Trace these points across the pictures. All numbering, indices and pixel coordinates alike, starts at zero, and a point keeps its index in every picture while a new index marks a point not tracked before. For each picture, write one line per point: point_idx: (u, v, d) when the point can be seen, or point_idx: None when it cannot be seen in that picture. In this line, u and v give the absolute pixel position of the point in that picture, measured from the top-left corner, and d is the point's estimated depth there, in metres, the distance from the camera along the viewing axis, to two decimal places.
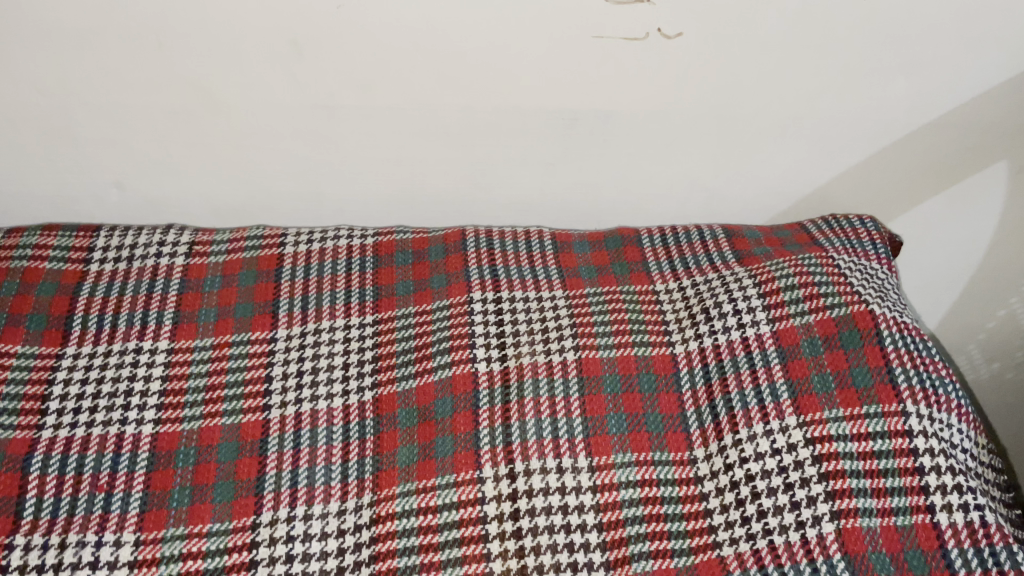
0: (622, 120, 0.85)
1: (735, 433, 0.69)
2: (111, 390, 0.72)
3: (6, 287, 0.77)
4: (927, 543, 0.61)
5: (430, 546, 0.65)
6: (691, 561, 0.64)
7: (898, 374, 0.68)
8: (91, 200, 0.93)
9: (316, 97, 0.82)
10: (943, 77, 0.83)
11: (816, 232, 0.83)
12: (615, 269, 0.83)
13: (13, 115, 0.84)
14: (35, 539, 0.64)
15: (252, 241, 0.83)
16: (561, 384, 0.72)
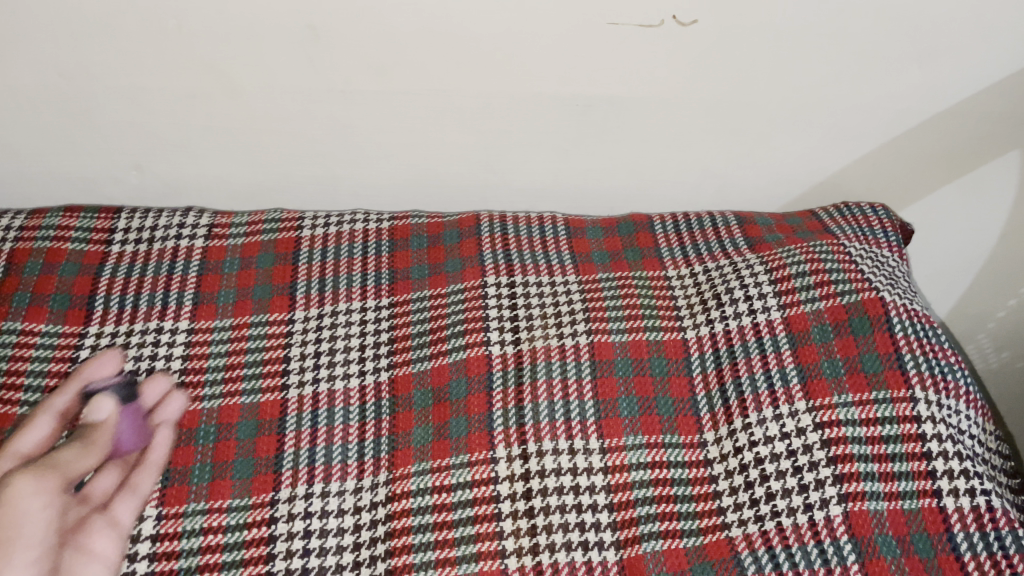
0: (636, 106, 0.86)
1: (744, 417, 0.70)
2: (132, 369, 0.74)
3: (30, 267, 0.79)
4: (934, 527, 0.62)
5: (445, 524, 0.67)
6: (699, 542, 0.65)
7: (907, 360, 0.68)
8: (111, 181, 0.94)
9: (332, 81, 0.83)
10: (959, 66, 0.82)
11: (828, 219, 0.84)
12: (627, 254, 0.83)
13: (35, 97, 0.85)
14: None
15: (271, 224, 0.84)
16: (573, 366, 0.73)
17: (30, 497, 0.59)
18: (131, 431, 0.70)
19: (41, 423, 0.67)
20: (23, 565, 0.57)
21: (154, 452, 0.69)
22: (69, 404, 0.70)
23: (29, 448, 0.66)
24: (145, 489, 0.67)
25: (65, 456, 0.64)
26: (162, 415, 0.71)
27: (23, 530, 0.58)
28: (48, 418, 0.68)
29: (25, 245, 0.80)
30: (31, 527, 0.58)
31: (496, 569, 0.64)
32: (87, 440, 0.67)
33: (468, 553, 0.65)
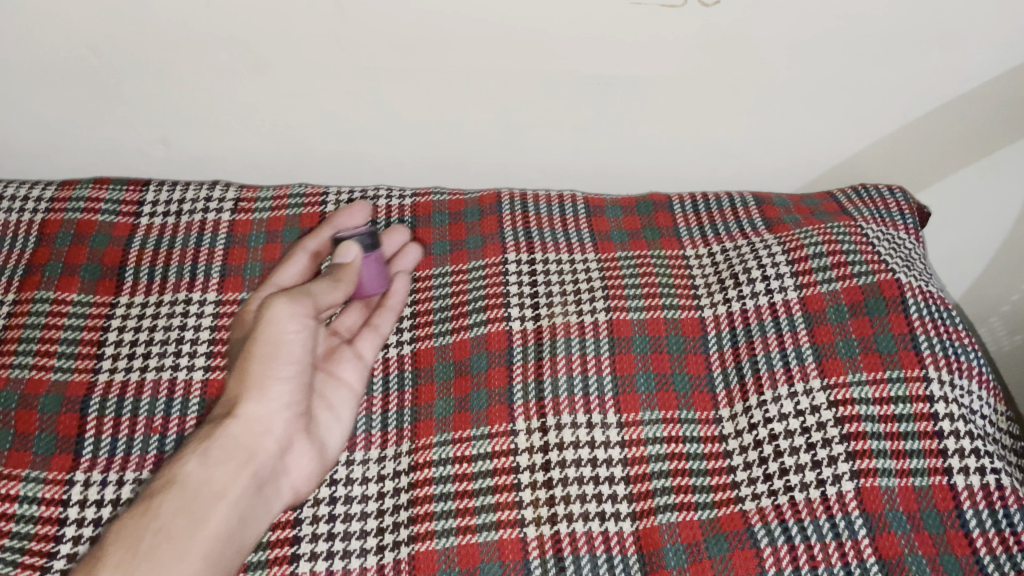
0: (656, 86, 0.86)
1: (760, 394, 0.71)
2: (163, 337, 0.76)
3: (61, 238, 0.82)
4: (943, 504, 0.64)
5: (465, 493, 0.69)
6: (714, 514, 0.67)
7: (922, 341, 0.69)
8: (139, 154, 0.96)
9: (357, 58, 0.84)
10: (980, 49, 0.83)
11: (846, 200, 0.85)
12: (647, 234, 0.84)
13: (66, 71, 0.87)
14: (94, 476, 0.70)
15: (296, 199, 0.85)
16: (592, 343, 0.75)
17: (287, 324, 0.70)
18: (375, 275, 0.77)
19: (298, 259, 0.79)
20: (282, 378, 0.72)
21: (391, 297, 0.80)
22: (321, 241, 0.80)
23: (289, 281, 0.78)
24: (386, 329, 0.79)
25: (316, 286, 0.72)
26: (399, 266, 0.81)
27: (287, 348, 0.71)
28: (303, 256, 0.79)
29: (56, 216, 0.83)
30: (289, 348, 0.71)
31: (515, 537, 0.67)
32: (335, 274, 0.74)
33: (488, 522, 0.68)
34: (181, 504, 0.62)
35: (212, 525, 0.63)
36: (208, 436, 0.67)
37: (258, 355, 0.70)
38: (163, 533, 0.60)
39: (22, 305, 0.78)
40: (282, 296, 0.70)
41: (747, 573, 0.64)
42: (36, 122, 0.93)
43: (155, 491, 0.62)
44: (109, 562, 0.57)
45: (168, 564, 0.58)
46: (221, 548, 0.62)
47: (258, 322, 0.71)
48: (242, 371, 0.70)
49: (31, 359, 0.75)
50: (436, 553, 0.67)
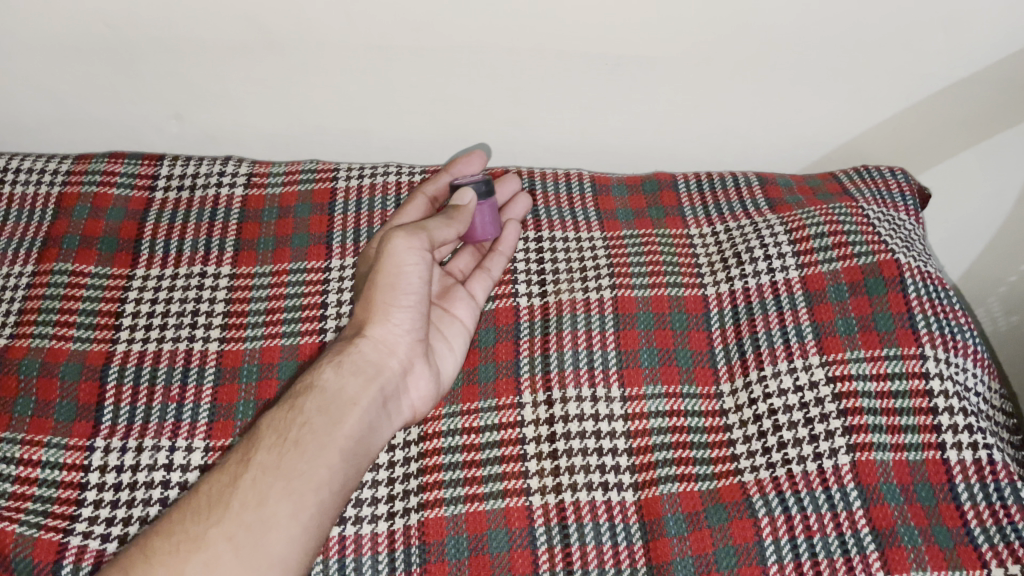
0: (662, 67, 0.88)
1: (760, 370, 0.73)
2: (179, 310, 0.79)
3: (78, 211, 0.83)
4: (936, 477, 0.66)
5: (473, 463, 0.71)
6: (713, 485, 0.69)
7: (919, 320, 0.71)
8: (151, 130, 0.98)
9: (367, 36, 0.85)
10: (982, 32, 0.84)
11: (848, 181, 0.86)
12: (651, 213, 0.86)
13: (81, 46, 0.88)
14: (114, 442, 0.72)
15: (307, 174, 0.87)
16: (597, 319, 0.77)
17: (404, 257, 0.70)
18: (490, 222, 0.78)
19: (417, 202, 0.80)
20: (406, 306, 0.72)
21: (501, 243, 0.82)
22: (438, 187, 0.81)
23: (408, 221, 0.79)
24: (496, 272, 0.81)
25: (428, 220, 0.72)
26: (508, 214, 0.84)
27: (406, 280, 0.71)
28: (423, 199, 0.80)
29: (72, 189, 0.85)
30: (408, 279, 0.71)
31: (520, 506, 0.69)
32: (447, 212, 0.74)
33: (495, 490, 0.70)
34: (322, 405, 0.65)
35: (347, 426, 0.65)
36: (343, 350, 0.69)
37: (380, 283, 0.71)
38: (308, 428, 0.63)
39: (41, 277, 0.80)
40: (400, 231, 0.71)
41: (744, 541, 0.66)
42: (50, 97, 0.94)
43: (298, 392, 0.66)
44: (263, 445, 0.62)
45: (311, 455, 0.62)
46: (359, 445, 0.66)
47: (382, 251, 0.71)
48: (369, 297, 0.72)
49: (51, 329, 0.77)
50: (444, 519, 0.69)
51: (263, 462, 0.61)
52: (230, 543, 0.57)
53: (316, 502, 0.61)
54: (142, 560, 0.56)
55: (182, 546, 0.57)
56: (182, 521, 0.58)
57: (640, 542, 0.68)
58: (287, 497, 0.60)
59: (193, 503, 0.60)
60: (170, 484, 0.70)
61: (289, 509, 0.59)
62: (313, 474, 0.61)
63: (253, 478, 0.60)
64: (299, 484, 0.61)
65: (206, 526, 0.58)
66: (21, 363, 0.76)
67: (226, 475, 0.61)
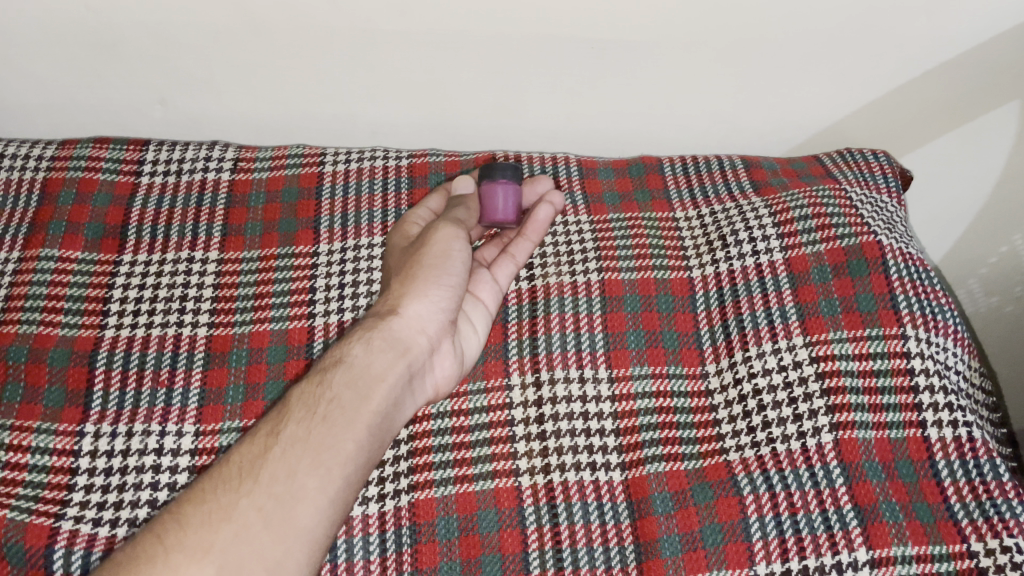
0: (648, 51, 0.88)
1: (745, 350, 0.74)
2: (167, 295, 0.79)
3: (64, 197, 0.83)
4: (917, 454, 0.67)
5: (463, 445, 0.72)
6: (699, 464, 0.70)
7: (900, 300, 0.72)
8: (135, 114, 0.97)
9: (353, 20, 0.85)
10: (964, 16, 0.85)
11: (831, 164, 0.87)
12: (638, 196, 0.86)
13: (63, 30, 0.88)
14: (104, 428, 0.72)
15: (294, 159, 0.87)
16: (584, 302, 0.78)
17: (453, 238, 0.75)
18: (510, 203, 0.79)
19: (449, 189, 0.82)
20: (444, 285, 0.73)
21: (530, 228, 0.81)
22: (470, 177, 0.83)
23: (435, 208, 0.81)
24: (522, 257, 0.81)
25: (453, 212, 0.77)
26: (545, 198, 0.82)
27: (451, 264, 0.74)
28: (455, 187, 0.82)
29: (57, 174, 0.84)
30: (453, 264, 0.74)
31: (509, 486, 0.70)
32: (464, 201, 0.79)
33: (484, 471, 0.71)
34: (351, 379, 0.64)
35: (374, 402, 0.64)
36: (373, 326, 0.69)
37: (423, 263, 0.73)
38: (336, 402, 0.62)
39: (27, 263, 0.80)
40: (447, 222, 0.75)
41: (729, 519, 0.67)
42: (33, 82, 0.94)
43: (327, 366, 0.65)
44: (291, 419, 0.61)
45: (339, 429, 0.61)
46: (385, 421, 0.65)
47: (428, 237, 0.75)
48: (407, 276, 0.73)
49: (38, 315, 0.77)
50: (434, 500, 0.70)
51: (292, 435, 0.60)
52: (260, 514, 0.56)
53: (343, 476, 0.60)
54: (174, 527, 0.55)
55: (214, 514, 0.55)
56: (212, 491, 0.57)
57: (628, 520, 0.69)
58: (316, 468, 0.59)
59: (222, 473, 0.59)
60: (161, 469, 0.70)
61: (319, 481, 0.58)
62: (341, 447, 0.60)
63: (283, 450, 0.59)
64: (327, 456, 0.59)
65: (237, 496, 0.57)
66: (10, 349, 0.76)
67: (256, 446, 0.60)
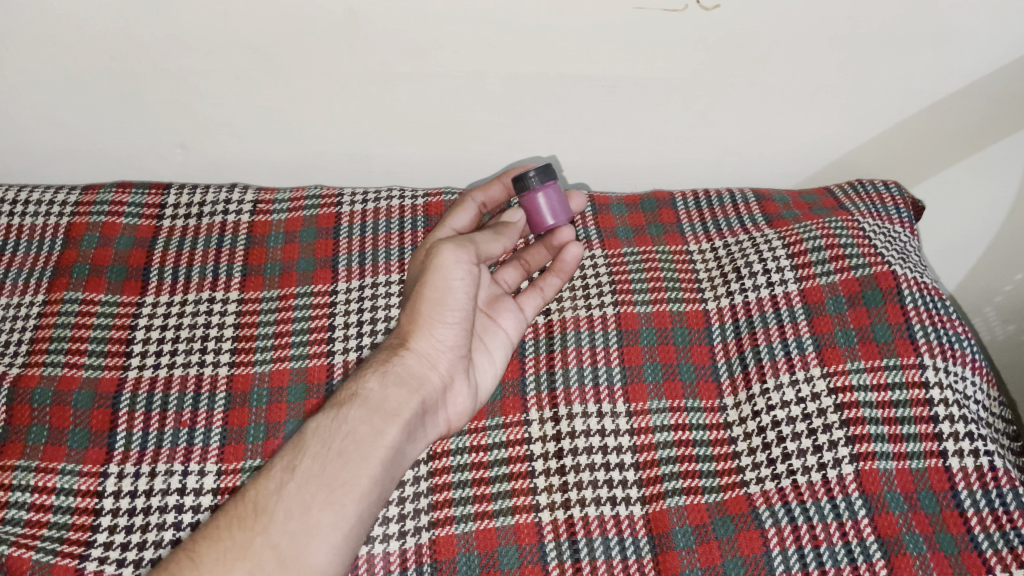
0: (658, 87, 0.89)
1: (763, 382, 0.74)
2: (188, 335, 0.80)
3: (88, 241, 0.85)
4: (939, 485, 0.67)
5: (482, 480, 0.73)
6: (720, 497, 0.70)
7: (917, 330, 0.72)
8: (158, 158, 0.99)
9: (369, 64, 0.87)
10: (971, 49, 0.86)
11: (843, 196, 0.88)
12: (651, 230, 0.87)
13: (87, 79, 0.90)
14: (127, 468, 0.73)
15: (312, 200, 0.89)
16: (601, 336, 0.78)
17: (451, 273, 0.70)
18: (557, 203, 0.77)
19: (468, 208, 0.81)
20: (450, 321, 0.71)
21: (563, 264, 0.80)
22: (491, 193, 0.82)
23: (462, 226, 0.81)
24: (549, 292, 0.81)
25: (478, 235, 0.71)
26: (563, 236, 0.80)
27: (455, 296, 0.70)
28: (473, 205, 0.81)
29: (81, 220, 0.87)
30: (455, 297, 0.70)
31: (530, 522, 0.70)
32: (494, 228, 0.74)
33: (504, 507, 0.71)
34: (365, 414, 0.64)
35: (388, 437, 0.64)
36: (385, 360, 0.69)
37: (425, 296, 0.70)
38: (351, 437, 0.63)
39: (52, 306, 0.82)
40: (449, 247, 0.70)
41: (752, 552, 0.67)
42: (59, 129, 0.96)
43: (342, 400, 0.65)
44: (306, 452, 0.62)
45: (353, 464, 0.61)
46: (399, 455, 0.65)
47: (427, 270, 0.71)
48: (415, 309, 0.71)
49: (62, 357, 0.79)
50: (454, 537, 0.70)
51: (306, 470, 0.61)
52: (275, 552, 0.57)
53: (357, 512, 0.60)
54: (188, 567, 0.56)
55: (228, 553, 0.56)
56: (228, 528, 0.58)
57: (650, 555, 0.69)
58: (330, 505, 0.59)
59: (236, 510, 0.60)
60: (184, 508, 0.71)
61: (332, 519, 0.59)
62: (356, 483, 0.61)
63: (299, 486, 0.60)
64: (341, 493, 0.60)
65: (252, 533, 0.57)
66: (34, 392, 0.77)
67: (272, 482, 0.61)
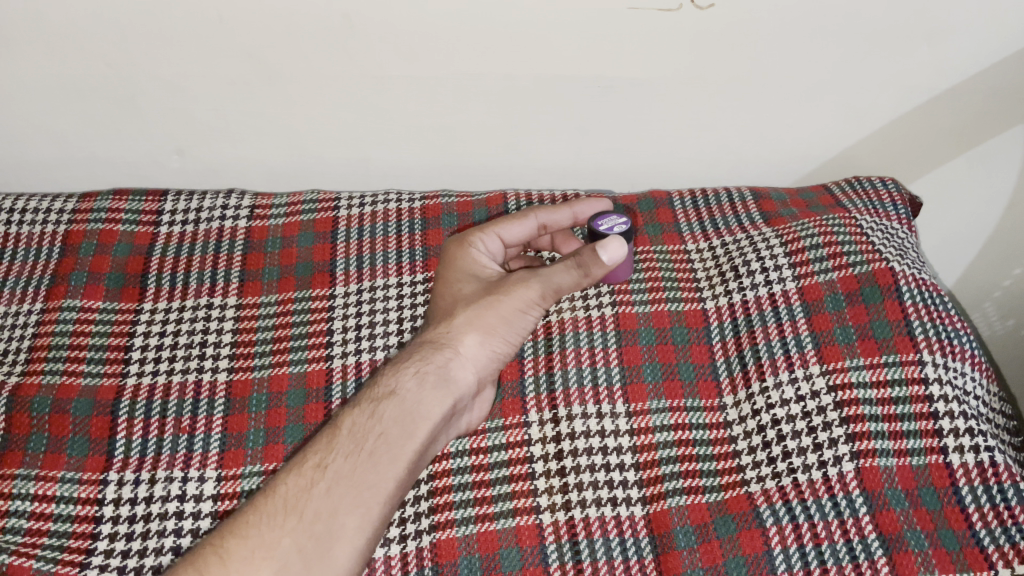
0: (655, 87, 0.89)
1: (761, 381, 0.74)
2: (187, 341, 0.80)
3: (85, 248, 0.86)
4: (940, 482, 0.66)
5: (483, 483, 0.73)
6: (720, 497, 0.70)
7: (916, 326, 0.72)
8: (155, 164, 1.00)
9: (365, 68, 0.87)
10: (968, 45, 0.85)
11: (840, 193, 0.88)
12: (648, 229, 0.87)
13: (82, 86, 0.90)
14: (127, 475, 0.73)
15: (309, 204, 0.89)
16: (599, 336, 0.78)
17: (530, 305, 0.74)
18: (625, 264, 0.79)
19: (526, 224, 0.79)
20: (508, 340, 0.74)
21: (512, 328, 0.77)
22: (555, 218, 0.80)
23: (510, 237, 0.79)
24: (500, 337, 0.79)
25: (561, 277, 0.73)
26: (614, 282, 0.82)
27: (520, 322, 0.74)
28: (533, 222, 0.79)
29: (79, 227, 0.87)
30: (522, 323, 0.74)
31: (531, 524, 0.70)
32: (584, 264, 0.72)
33: (505, 509, 0.71)
34: (400, 415, 0.66)
35: (418, 440, 0.66)
36: (432, 358, 0.70)
37: (496, 311, 0.73)
38: (384, 438, 0.64)
39: (50, 315, 0.82)
40: (538, 284, 0.73)
41: (754, 551, 0.67)
42: (54, 136, 0.97)
43: (380, 396, 0.67)
44: (339, 452, 0.64)
45: (383, 467, 0.63)
46: (422, 458, 0.67)
47: (510, 289, 0.73)
48: (475, 315, 0.73)
49: (61, 365, 0.79)
50: (456, 540, 0.70)
51: (338, 469, 0.63)
52: (301, 554, 0.59)
53: (380, 514, 0.62)
54: (216, 564, 0.58)
55: (256, 553, 0.59)
56: (255, 525, 0.60)
57: (651, 555, 0.68)
58: (356, 508, 0.61)
59: (266, 506, 0.62)
60: (184, 515, 0.70)
61: (357, 522, 0.61)
62: (383, 486, 0.63)
63: (329, 486, 0.62)
64: (368, 497, 0.62)
65: (281, 533, 0.60)
66: (34, 401, 0.77)
67: (302, 479, 0.63)
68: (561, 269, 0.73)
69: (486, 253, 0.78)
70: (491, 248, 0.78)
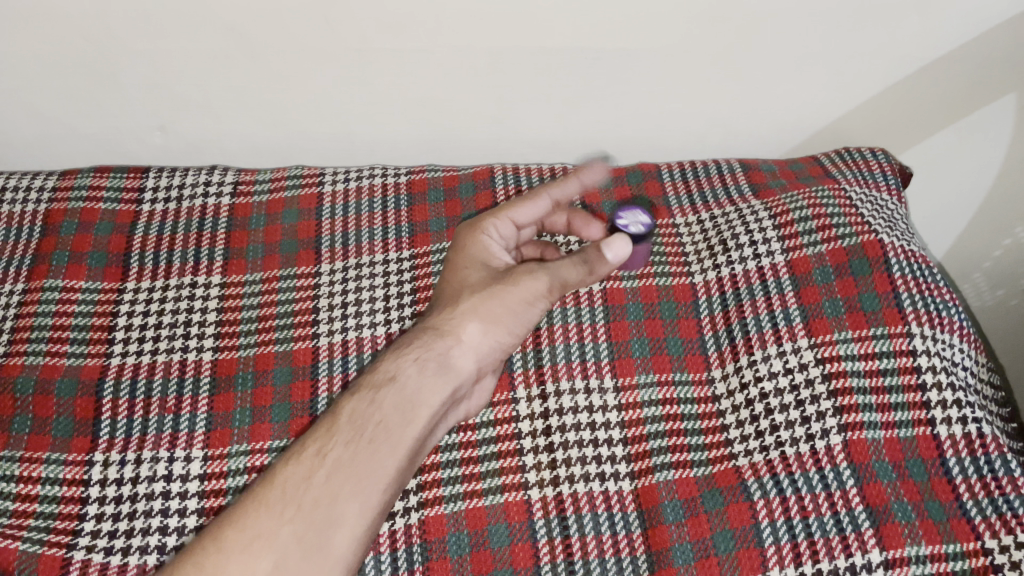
0: (643, 58, 0.88)
1: (750, 354, 0.74)
2: (171, 321, 0.79)
3: (66, 227, 0.84)
4: (927, 453, 0.67)
5: (470, 459, 0.72)
6: (708, 471, 0.70)
7: (904, 299, 0.72)
8: (137, 140, 0.98)
9: (348, 42, 0.85)
10: (959, 14, 0.84)
11: (830, 164, 0.87)
12: (637, 202, 0.86)
13: (60, 62, 0.89)
14: (113, 455, 0.72)
15: (293, 181, 0.88)
16: (587, 312, 0.78)
17: (537, 298, 0.70)
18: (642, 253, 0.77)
19: (540, 202, 0.76)
20: (512, 330, 0.70)
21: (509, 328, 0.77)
22: (565, 193, 0.77)
23: (522, 217, 0.75)
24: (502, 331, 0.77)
25: (567, 272, 0.71)
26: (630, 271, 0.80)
27: (525, 312, 0.70)
28: (546, 201, 0.76)
29: (59, 206, 0.85)
30: (527, 315, 0.71)
31: (519, 500, 0.70)
32: (590, 261, 0.72)
33: (494, 486, 0.71)
34: (401, 402, 0.62)
35: (417, 429, 0.63)
36: (433, 345, 0.66)
37: (501, 299, 0.69)
38: (385, 426, 0.61)
39: (31, 295, 0.81)
40: (545, 277, 0.70)
41: (741, 524, 0.67)
42: (33, 113, 0.95)
43: (380, 382, 0.63)
44: (338, 439, 0.60)
45: (384, 456, 0.60)
46: (420, 447, 0.64)
47: (518, 279, 0.69)
48: (478, 301, 0.69)
49: (44, 346, 0.78)
50: (444, 517, 0.70)
51: (337, 457, 0.59)
52: (299, 544, 0.56)
53: (380, 504, 0.60)
54: (213, 553, 0.56)
55: (254, 542, 0.56)
56: (253, 513, 0.57)
57: (639, 530, 0.69)
58: (356, 497, 0.58)
59: (263, 494, 0.59)
60: (171, 495, 0.70)
61: (357, 511, 0.58)
62: (383, 475, 0.60)
63: (328, 475, 0.59)
64: (368, 486, 0.59)
65: (278, 522, 0.57)
66: (17, 382, 0.76)
67: (299, 466, 0.59)
68: (567, 265, 0.71)
69: (499, 240, 0.75)
70: (502, 232, 0.75)
